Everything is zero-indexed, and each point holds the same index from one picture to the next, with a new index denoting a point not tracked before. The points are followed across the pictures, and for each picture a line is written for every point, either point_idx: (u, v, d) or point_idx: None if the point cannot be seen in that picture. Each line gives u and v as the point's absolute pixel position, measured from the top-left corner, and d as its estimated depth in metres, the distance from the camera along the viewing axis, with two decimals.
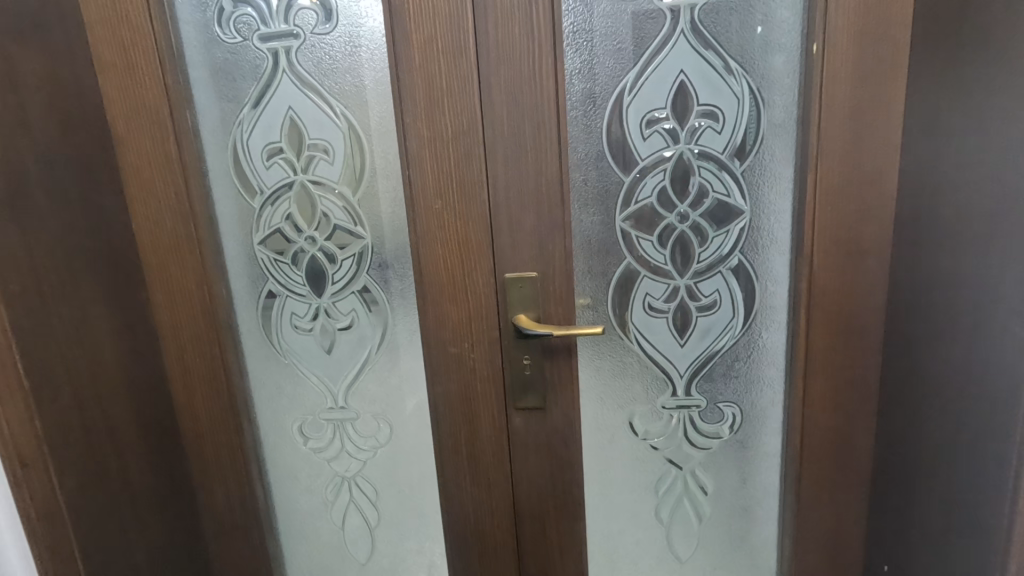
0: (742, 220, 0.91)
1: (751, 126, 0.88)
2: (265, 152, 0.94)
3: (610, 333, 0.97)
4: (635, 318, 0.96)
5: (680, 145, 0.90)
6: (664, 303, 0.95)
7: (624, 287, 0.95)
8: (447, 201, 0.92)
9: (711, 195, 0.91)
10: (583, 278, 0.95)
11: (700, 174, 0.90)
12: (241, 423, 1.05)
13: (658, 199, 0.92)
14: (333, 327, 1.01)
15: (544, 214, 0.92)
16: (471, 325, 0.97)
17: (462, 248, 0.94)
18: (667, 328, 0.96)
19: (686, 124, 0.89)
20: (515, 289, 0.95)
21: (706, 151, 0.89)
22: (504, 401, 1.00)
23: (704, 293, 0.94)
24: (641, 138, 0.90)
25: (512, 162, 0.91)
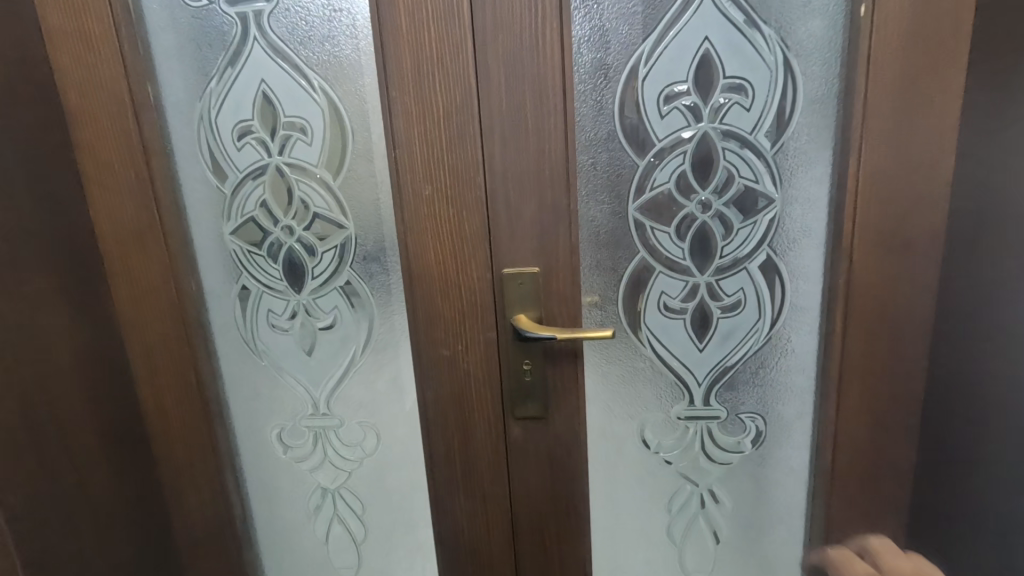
0: (771, 209, 0.80)
1: (785, 102, 0.77)
2: (236, 131, 0.84)
3: (620, 335, 0.87)
4: (648, 319, 0.86)
5: (702, 123, 0.79)
6: (681, 303, 0.85)
7: (636, 284, 0.86)
8: (438, 187, 0.82)
9: (737, 181, 0.80)
10: (590, 273, 0.85)
11: (724, 157, 0.80)
12: (215, 429, 0.96)
13: (676, 186, 0.81)
14: (313, 326, 0.91)
15: (547, 202, 0.82)
16: (466, 325, 0.87)
17: (455, 239, 0.84)
18: (684, 330, 0.86)
19: (710, 100, 0.78)
20: (514, 287, 0.85)
21: (732, 130, 0.79)
22: (502, 409, 0.90)
23: (727, 291, 0.84)
24: (658, 116, 0.79)
25: (511, 143, 0.80)
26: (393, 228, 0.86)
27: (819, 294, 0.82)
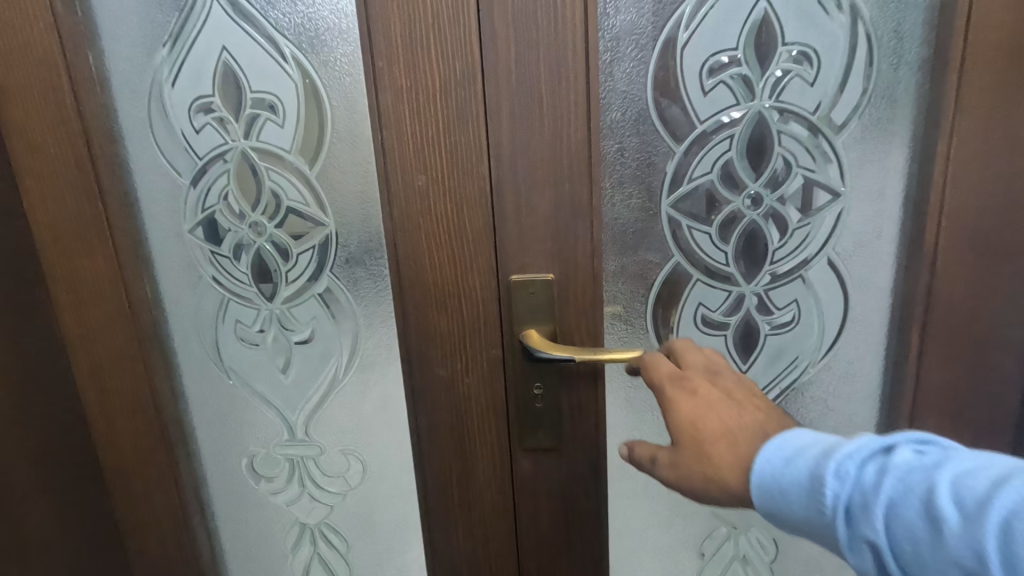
0: (835, 206, 0.67)
1: (857, 76, 0.63)
2: (195, 109, 0.71)
3: None
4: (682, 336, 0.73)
5: (754, 101, 0.66)
6: (723, 317, 0.72)
7: (669, 295, 0.72)
8: (434, 177, 0.69)
9: (795, 172, 0.67)
10: (614, 279, 0.72)
11: (780, 143, 0.66)
12: (177, 457, 0.83)
13: (721, 177, 0.68)
14: (289, 341, 0.78)
15: (564, 197, 0.69)
16: (466, 341, 0.74)
17: (454, 239, 0.71)
18: (725, 349, 0.73)
19: (765, 72, 0.65)
20: (523, 297, 0.72)
21: (791, 110, 0.65)
22: (507, 439, 0.77)
23: (778, 303, 0.71)
24: (701, 92, 0.66)
25: (522, 124, 0.67)
26: (380, 226, 0.72)
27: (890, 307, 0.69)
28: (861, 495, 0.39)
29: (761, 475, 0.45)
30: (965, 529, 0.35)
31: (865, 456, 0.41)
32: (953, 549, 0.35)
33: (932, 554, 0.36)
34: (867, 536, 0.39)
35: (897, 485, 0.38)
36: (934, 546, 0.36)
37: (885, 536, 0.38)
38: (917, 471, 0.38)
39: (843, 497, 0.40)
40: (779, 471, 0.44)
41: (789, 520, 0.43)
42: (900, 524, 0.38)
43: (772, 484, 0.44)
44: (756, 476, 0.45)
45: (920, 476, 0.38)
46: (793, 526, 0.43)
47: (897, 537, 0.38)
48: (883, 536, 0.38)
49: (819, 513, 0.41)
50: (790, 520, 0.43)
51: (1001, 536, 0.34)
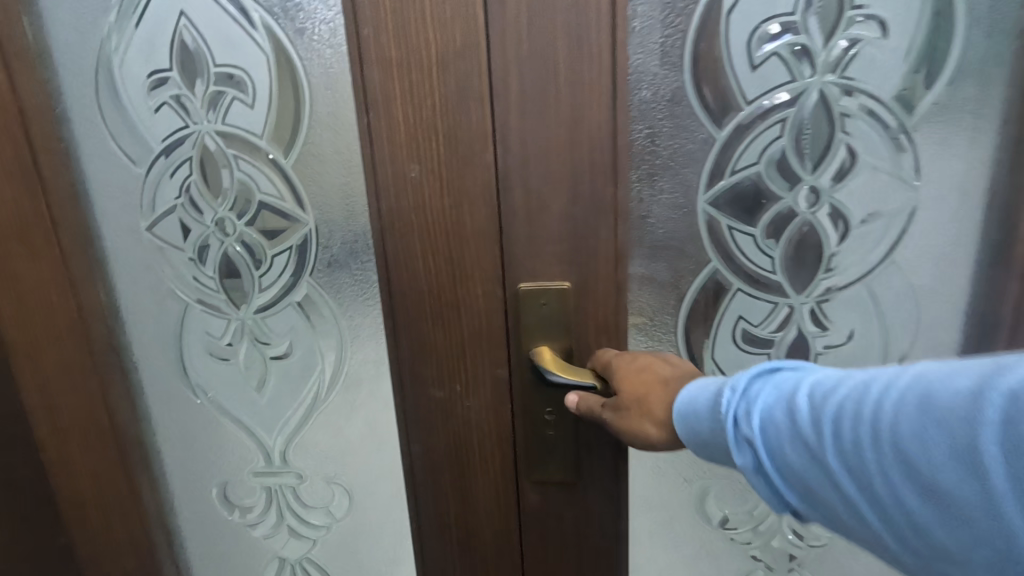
0: (905, 204, 0.59)
1: (935, 48, 0.54)
2: (151, 85, 0.61)
3: None
4: (717, 352, 0.65)
5: (812, 78, 0.56)
6: (769, 332, 0.64)
7: (703, 306, 0.64)
8: (430, 166, 0.59)
9: (860, 164, 0.58)
10: (639, 288, 0.63)
11: (844, 129, 0.57)
12: (139, 485, 0.73)
13: (772, 169, 0.59)
14: (263, 356, 0.68)
15: (583, 191, 0.59)
16: (465, 358, 0.64)
17: (453, 240, 0.60)
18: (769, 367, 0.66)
19: (827, 43, 0.55)
20: (532, 309, 0.62)
21: (854, 89, 0.56)
22: (514, 470, 0.67)
23: (833, 318, 0.63)
24: (749, 68, 0.57)
25: (535, 104, 0.57)
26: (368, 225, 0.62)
27: (956, 316, 0.62)
28: (740, 408, 0.41)
29: (677, 404, 0.47)
30: (811, 421, 0.37)
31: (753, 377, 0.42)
32: (803, 441, 0.37)
33: (790, 450, 0.38)
34: (743, 443, 0.40)
35: (766, 393, 0.40)
36: (794, 444, 0.37)
37: (756, 442, 0.39)
38: (790, 382, 0.40)
39: (727, 411, 0.42)
40: (691, 398, 0.46)
41: (697, 441, 0.45)
42: (768, 427, 0.39)
43: (688, 410, 0.46)
44: (677, 408, 0.47)
45: (783, 381, 0.40)
46: (702, 449, 0.45)
47: (771, 444, 0.39)
48: (755, 441, 0.39)
49: (713, 428, 0.43)
50: (698, 442, 0.45)
51: (837, 422, 0.35)
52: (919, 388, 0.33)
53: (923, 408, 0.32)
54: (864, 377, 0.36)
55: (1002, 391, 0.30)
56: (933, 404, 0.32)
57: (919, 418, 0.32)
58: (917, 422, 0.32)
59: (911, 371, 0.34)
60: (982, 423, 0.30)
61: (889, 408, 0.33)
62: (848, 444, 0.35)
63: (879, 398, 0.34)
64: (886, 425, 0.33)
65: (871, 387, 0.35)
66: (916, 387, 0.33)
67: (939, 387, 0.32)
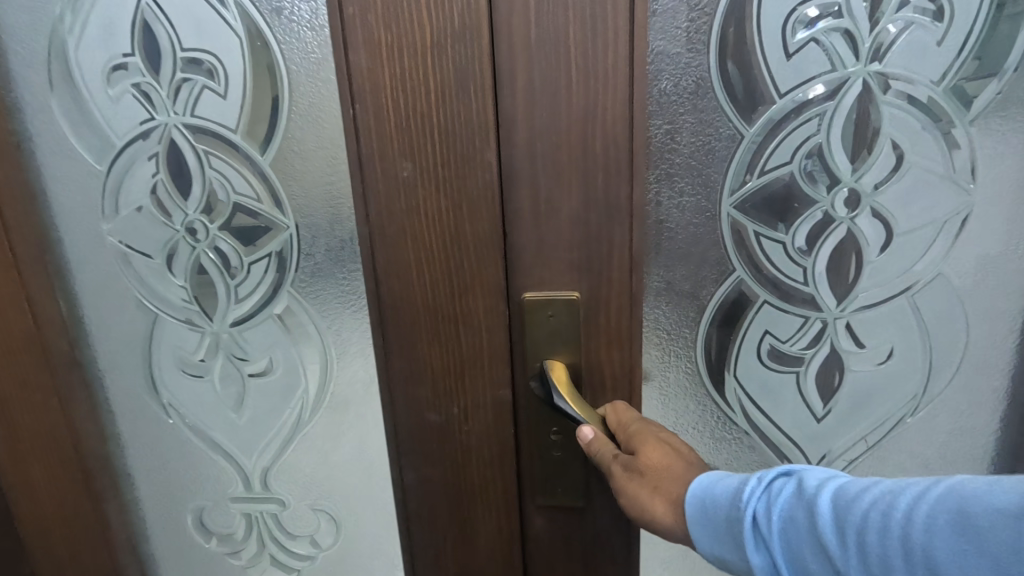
0: (957, 211, 0.53)
1: (988, 35, 0.49)
2: (111, 72, 0.54)
3: (698, 392, 0.60)
4: (740, 369, 0.59)
5: (853, 66, 0.50)
6: (798, 348, 0.58)
7: (724, 320, 0.58)
8: (425, 165, 0.52)
9: (907, 164, 0.53)
10: (656, 299, 0.57)
11: (890, 126, 0.52)
12: (108, 511, 0.67)
13: (807, 170, 0.53)
14: (240, 373, 0.62)
15: (595, 193, 0.53)
16: (462, 378, 0.57)
17: (450, 248, 0.54)
18: (796, 387, 0.60)
19: (872, 28, 0.49)
20: (538, 321, 0.56)
21: (901, 80, 0.51)
22: (515, 499, 0.61)
23: (868, 334, 0.58)
24: (784, 56, 0.50)
25: (544, 95, 0.50)
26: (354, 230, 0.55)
27: (1004, 330, 0.57)
28: (759, 505, 0.38)
29: (691, 489, 0.43)
30: (835, 530, 0.34)
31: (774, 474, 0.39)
32: (828, 552, 0.34)
33: (815, 562, 0.35)
34: (760, 546, 0.37)
35: (786, 492, 0.37)
36: (819, 556, 0.34)
37: (775, 546, 0.36)
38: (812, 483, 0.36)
39: (746, 508, 0.38)
40: (707, 485, 0.42)
41: (707, 538, 0.41)
42: (790, 531, 0.36)
43: (705, 498, 0.42)
44: (690, 493, 0.43)
45: (804, 478, 0.37)
46: (713, 547, 0.40)
47: (793, 552, 0.36)
48: (775, 546, 0.36)
49: (730, 525, 0.39)
50: (709, 541, 0.41)
51: (865, 534, 0.33)
52: (956, 504, 0.30)
53: (960, 527, 0.30)
54: (891, 483, 0.33)
55: None
56: (972, 524, 0.30)
57: (957, 539, 0.30)
58: (955, 544, 0.30)
59: (947, 481, 0.31)
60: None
61: (923, 525, 0.31)
62: (878, 560, 0.32)
63: (910, 511, 0.32)
64: (921, 544, 0.31)
65: (902, 495, 0.32)
66: (951, 504, 0.30)
67: (977, 505, 0.30)
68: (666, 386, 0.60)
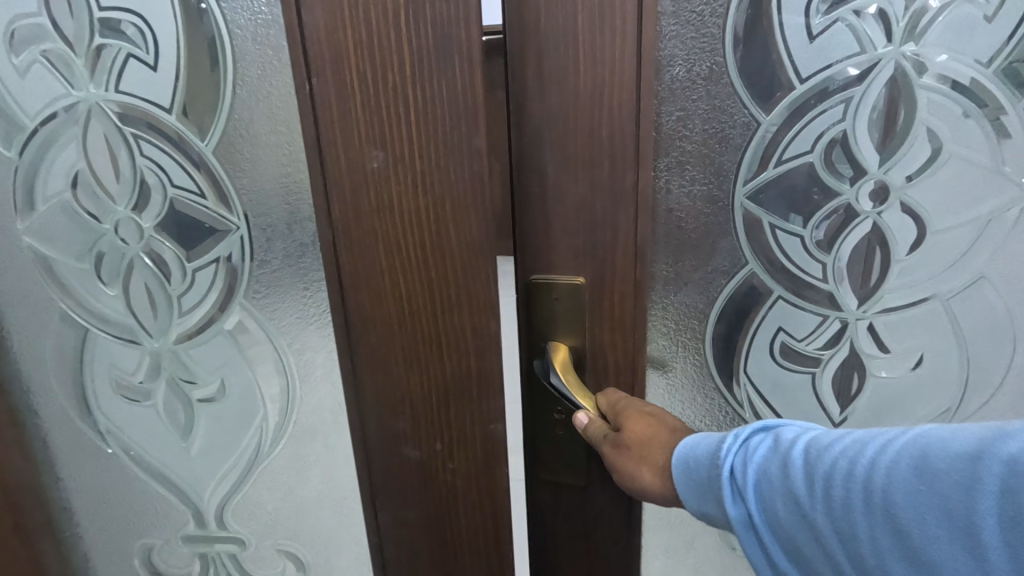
0: (1006, 208, 0.44)
1: None
2: (15, 35, 0.44)
3: (709, 385, 0.52)
4: (752, 366, 0.51)
5: (888, 47, 0.42)
6: (816, 350, 0.50)
7: (738, 313, 0.50)
8: (397, 156, 0.43)
9: (945, 155, 0.44)
10: (665, 288, 0.49)
11: (926, 112, 0.43)
12: (41, 553, 0.58)
13: (827, 155, 0.45)
14: (189, 399, 0.53)
15: (600, 180, 0.45)
16: (448, 407, 0.48)
17: (429, 255, 0.44)
18: (812, 389, 0.52)
19: (908, 5, 0.41)
20: (542, 299, 0.50)
21: (943, 63, 0.42)
22: (509, 550, 0.52)
23: (897, 341, 0.49)
24: (806, 39, 0.42)
25: (551, 74, 0.43)
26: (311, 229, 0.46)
27: None
28: (734, 460, 0.33)
29: (676, 450, 0.39)
30: (805, 478, 0.29)
31: (758, 428, 0.34)
32: (797, 500, 0.29)
33: (782, 513, 0.30)
34: (736, 499, 0.32)
35: (762, 446, 0.32)
36: (790, 502, 0.30)
37: (747, 500, 0.32)
38: (790, 432, 0.32)
39: (722, 463, 0.34)
40: (688, 446, 0.38)
41: (693, 496, 0.36)
42: (763, 485, 0.31)
43: (686, 460, 0.38)
44: (676, 452, 0.39)
45: (779, 432, 0.32)
46: (698, 505, 0.36)
47: (765, 500, 0.31)
48: (748, 498, 0.32)
49: (709, 482, 0.35)
50: (693, 499, 0.36)
51: (831, 481, 0.28)
52: (919, 448, 0.26)
53: (921, 470, 0.25)
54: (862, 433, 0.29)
55: (1004, 457, 0.23)
56: (933, 469, 0.25)
57: (918, 483, 0.25)
58: (908, 485, 0.25)
59: (916, 429, 0.27)
60: (981, 492, 0.24)
61: (886, 469, 0.26)
62: (841, 508, 0.27)
63: (873, 456, 0.27)
64: (882, 488, 0.26)
65: (868, 441, 0.28)
66: (917, 448, 0.26)
67: (940, 448, 0.25)
68: (675, 377, 0.52)
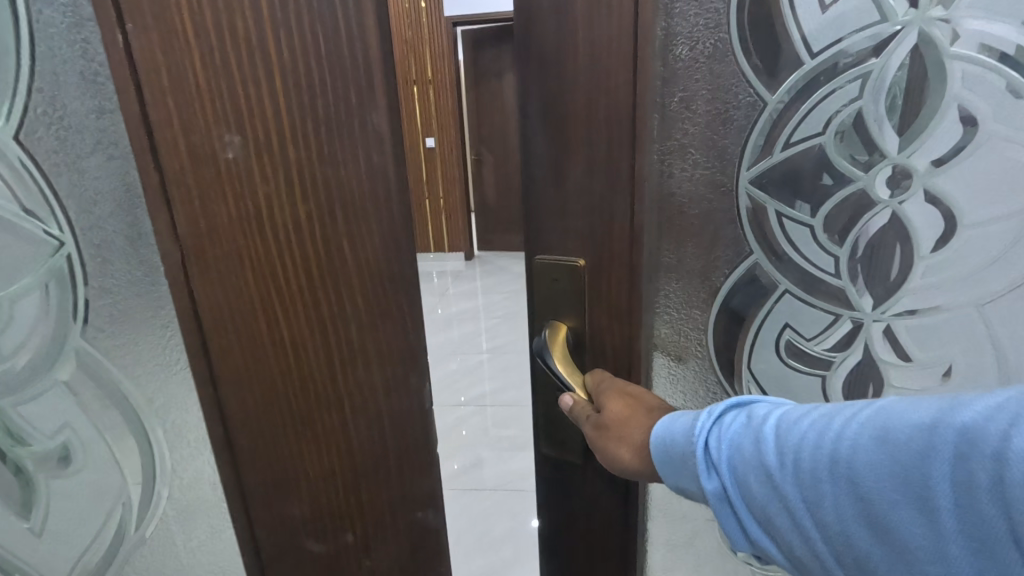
0: (987, 150, 0.71)
1: None
2: None
3: (709, 375, 0.92)
4: (752, 362, 0.88)
5: (906, 17, 0.69)
6: (810, 336, 0.85)
7: (731, 305, 0.87)
8: (275, 177, 0.63)
9: (985, 133, 0.70)
10: (668, 275, 0.89)
11: (957, 88, 0.70)
12: None
13: (835, 140, 0.76)
14: (45, 448, 0.79)
15: (597, 162, 0.81)
16: (343, 363, 0.71)
17: (317, 261, 0.66)
18: (810, 370, 0.87)
19: None
20: (551, 283, 0.90)
21: (937, 37, 0.69)
22: (369, 528, 0.80)
23: (897, 322, 0.81)
24: (821, 11, 0.71)
25: (560, 91, 0.80)
26: (154, 198, 0.64)
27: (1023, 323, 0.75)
28: (708, 437, 0.57)
29: (657, 428, 0.65)
30: (773, 447, 0.50)
31: (737, 410, 0.57)
32: (769, 472, 0.50)
33: (751, 477, 0.51)
34: (712, 476, 0.55)
35: (738, 425, 0.55)
36: (759, 471, 0.51)
37: (723, 471, 0.54)
38: (764, 413, 0.54)
39: (698, 439, 0.58)
40: (669, 425, 0.63)
41: (671, 471, 0.62)
42: (733, 455, 0.54)
43: (665, 437, 0.63)
44: (657, 433, 0.64)
45: (755, 413, 0.54)
46: (675, 479, 0.61)
47: (739, 471, 0.53)
48: (722, 473, 0.54)
49: (684, 455, 0.59)
50: (671, 474, 0.61)
51: (799, 452, 0.48)
52: (882, 424, 0.44)
53: (881, 442, 0.43)
54: (827, 412, 0.49)
55: (955, 427, 0.39)
56: (893, 438, 0.42)
57: (881, 454, 0.43)
58: (868, 450, 0.43)
59: (874, 407, 0.45)
60: (936, 458, 0.40)
61: (850, 442, 0.45)
62: (808, 475, 0.47)
63: (840, 430, 0.46)
64: (847, 459, 0.45)
65: (834, 420, 0.47)
66: (880, 423, 0.44)
67: (902, 425, 0.42)
68: (678, 366, 0.93)
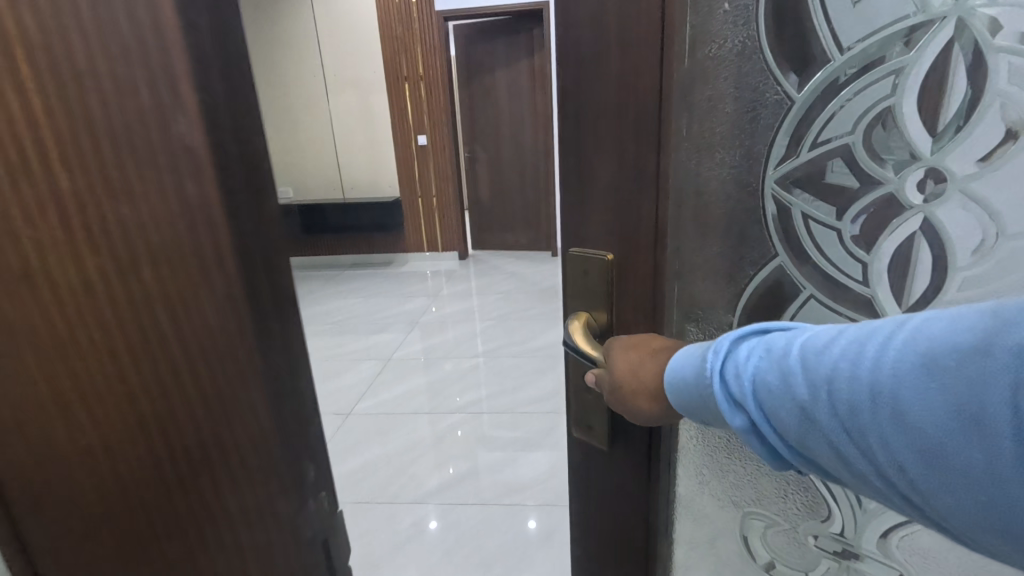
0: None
1: None
2: None
3: None
4: None
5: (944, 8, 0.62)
6: None
7: (762, 294, 0.81)
8: (65, 241, 0.49)
9: None
10: (702, 277, 0.82)
11: (1004, 83, 0.61)
12: None
13: (864, 141, 0.70)
14: None
15: (624, 161, 0.74)
16: (173, 457, 0.58)
17: (124, 343, 0.53)
18: None
19: None
20: (581, 270, 0.83)
21: (980, 28, 0.61)
22: None
23: None
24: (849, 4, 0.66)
25: (586, 83, 0.73)
26: None
27: None
28: (721, 370, 0.53)
29: (670, 366, 0.60)
30: (801, 375, 0.45)
31: (751, 338, 0.52)
32: (800, 401, 0.45)
33: (779, 407, 0.47)
34: (738, 410, 0.51)
35: (755, 358, 0.50)
36: (789, 400, 0.46)
37: (750, 405, 0.49)
38: (783, 342, 0.48)
39: (710, 374, 0.53)
40: (679, 366, 0.59)
41: (688, 407, 0.58)
42: (757, 387, 0.49)
43: (680, 376, 0.58)
44: (670, 373, 0.60)
45: (774, 344, 0.49)
46: (700, 415, 0.57)
47: (766, 400, 0.48)
48: (750, 408, 0.49)
49: (701, 395, 0.55)
50: (693, 409, 0.58)
51: (832, 379, 0.43)
52: (925, 348, 0.38)
53: (926, 369, 0.37)
54: (857, 336, 0.43)
55: (1008, 350, 0.34)
56: (939, 365, 0.37)
57: (926, 380, 0.37)
58: (909, 378, 0.38)
59: (909, 327, 0.40)
60: (991, 383, 0.35)
61: (891, 371, 0.39)
62: (845, 404, 0.42)
63: (879, 357, 0.40)
64: (889, 389, 0.39)
65: (867, 345, 0.41)
66: (921, 347, 0.38)
67: (948, 349, 0.37)
68: None
